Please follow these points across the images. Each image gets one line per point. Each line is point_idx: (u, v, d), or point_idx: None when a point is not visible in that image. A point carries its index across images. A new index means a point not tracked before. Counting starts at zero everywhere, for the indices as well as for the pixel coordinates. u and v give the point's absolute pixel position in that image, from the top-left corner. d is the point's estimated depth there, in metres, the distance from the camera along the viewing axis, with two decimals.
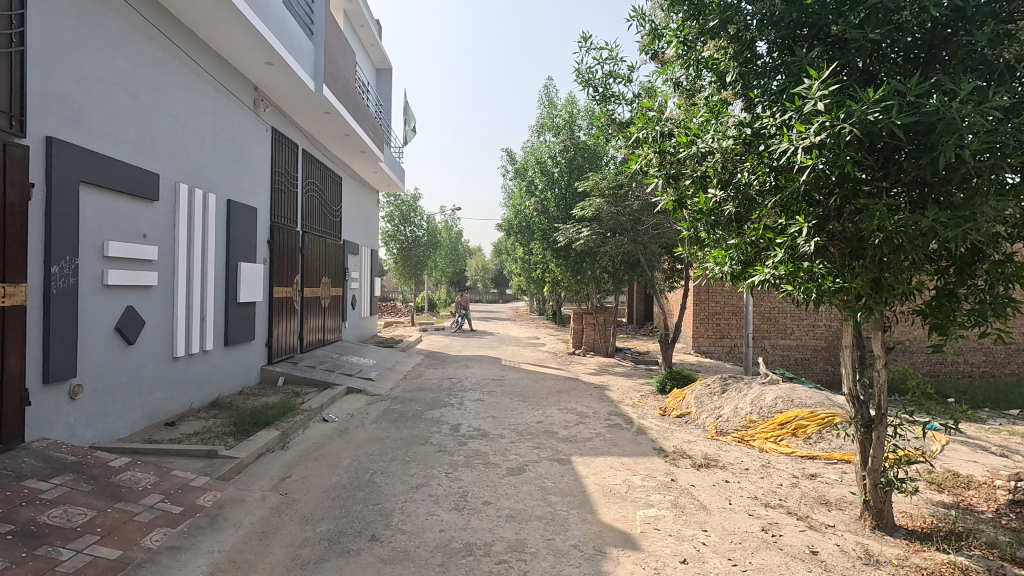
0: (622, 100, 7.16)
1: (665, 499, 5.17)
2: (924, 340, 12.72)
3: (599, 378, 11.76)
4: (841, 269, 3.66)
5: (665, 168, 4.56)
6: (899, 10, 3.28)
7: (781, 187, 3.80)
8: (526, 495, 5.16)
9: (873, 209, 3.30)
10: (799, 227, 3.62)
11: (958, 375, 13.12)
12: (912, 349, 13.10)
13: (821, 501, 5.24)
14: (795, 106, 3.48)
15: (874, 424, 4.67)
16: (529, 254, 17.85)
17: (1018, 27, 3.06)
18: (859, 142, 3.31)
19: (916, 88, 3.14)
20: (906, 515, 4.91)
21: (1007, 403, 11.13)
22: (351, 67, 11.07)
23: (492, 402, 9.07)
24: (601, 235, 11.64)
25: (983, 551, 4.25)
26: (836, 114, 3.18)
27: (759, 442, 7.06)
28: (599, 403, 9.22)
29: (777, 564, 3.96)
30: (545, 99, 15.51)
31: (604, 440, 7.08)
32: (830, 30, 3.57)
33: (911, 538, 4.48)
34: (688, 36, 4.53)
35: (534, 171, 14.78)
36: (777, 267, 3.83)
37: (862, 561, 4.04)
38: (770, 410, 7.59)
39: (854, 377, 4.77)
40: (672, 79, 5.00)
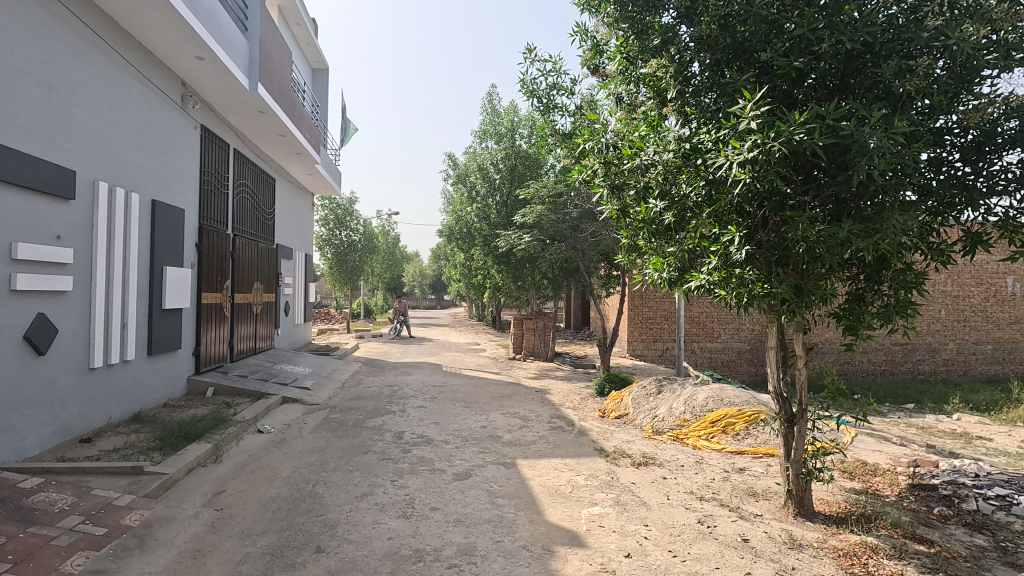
0: (565, 112, 7.35)
1: (608, 497, 5.36)
2: (837, 342, 13.77)
3: (540, 381, 11.97)
4: (768, 275, 3.99)
5: (610, 178, 4.73)
6: (819, 42, 3.59)
7: (715, 198, 4.04)
8: (473, 499, 5.20)
9: (798, 222, 3.62)
10: (731, 237, 3.90)
11: (864, 373, 14.28)
12: (825, 350, 14.16)
13: (750, 493, 5.60)
14: (730, 124, 3.70)
15: (795, 419, 5.06)
16: (469, 260, 17.82)
17: (917, 64, 3.42)
18: (786, 159, 3.57)
19: (834, 111, 3.45)
20: (824, 502, 5.34)
21: (905, 398, 12.30)
22: (286, 64, 10.67)
23: (434, 408, 9.02)
24: (542, 241, 11.88)
25: (889, 530, 4.70)
26: (766, 132, 3.42)
27: (692, 440, 7.44)
28: (541, 406, 9.39)
29: (712, 553, 4.22)
30: (487, 107, 15.68)
31: (548, 442, 7.22)
32: (758, 56, 3.88)
33: (828, 522, 4.88)
34: (629, 53, 4.71)
35: (475, 177, 14.81)
36: (711, 273, 4.11)
37: (786, 545, 4.38)
38: (701, 409, 8.01)
39: (777, 375, 5.17)
40: (614, 93, 5.17)
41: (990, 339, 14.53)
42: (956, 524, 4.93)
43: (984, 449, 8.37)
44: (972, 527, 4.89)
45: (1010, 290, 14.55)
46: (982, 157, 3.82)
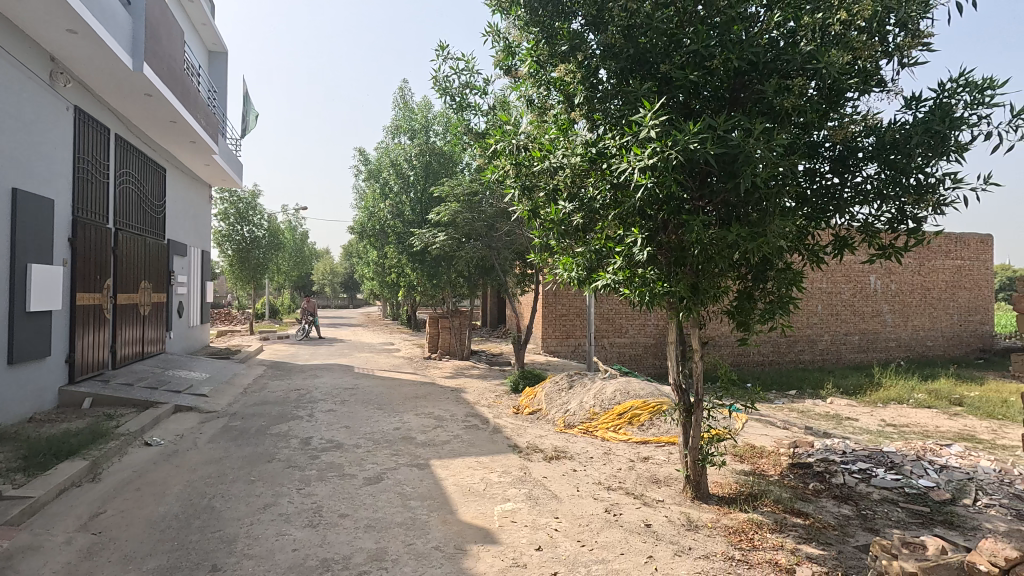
0: (478, 112, 7.37)
1: (521, 492, 5.45)
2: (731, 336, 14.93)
3: (455, 380, 11.94)
4: (667, 275, 4.25)
5: (521, 179, 4.81)
6: (711, 58, 3.85)
7: (619, 202, 4.21)
8: (385, 503, 5.08)
9: (692, 225, 3.87)
10: (634, 238, 4.10)
11: (754, 363, 15.59)
12: (721, 344, 15.28)
13: (653, 480, 5.93)
14: (632, 131, 3.87)
15: (692, 408, 5.43)
16: (382, 258, 17.39)
17: (793, 83, 3.75)
18: (682, 167, 3.80)
19: (724, 123, 3.71)
20: (718, 484, 5.78)
21: (788, 385, 13.58)
22: (177, 44, 9.82)
23: (345, 411, 8.72)
24: (457, 240, 11.85)
25: (772, 507, 5.17)
26: (664, 140, 3.62)
27: (601, 432, 7.75)
28: (456, 405, 9.37)
29: (618, 540, 4.44)
30: (400, 102, 15.34)
31: (462, 441, 7.23)
32: (658, 67, 4.08)
33: (721, 503, 5.28)
34: (540, 57, 4.79)
35: (388, 173, 14.43)
36: (616, 273, 4.30)
37: (684, 527, 4.69)
38: (610, 402, 8.36)
39: (678, 368, 5.51)
40: (525, 96, 5.25)
41: (857, 330, 16.34)
42: (827, 497, 5.52)
43: (850, 428, 9.43)
44: (839, 499, 5.48)
45: (873, 287, 16.45)
46: (847, 169, 4.28)
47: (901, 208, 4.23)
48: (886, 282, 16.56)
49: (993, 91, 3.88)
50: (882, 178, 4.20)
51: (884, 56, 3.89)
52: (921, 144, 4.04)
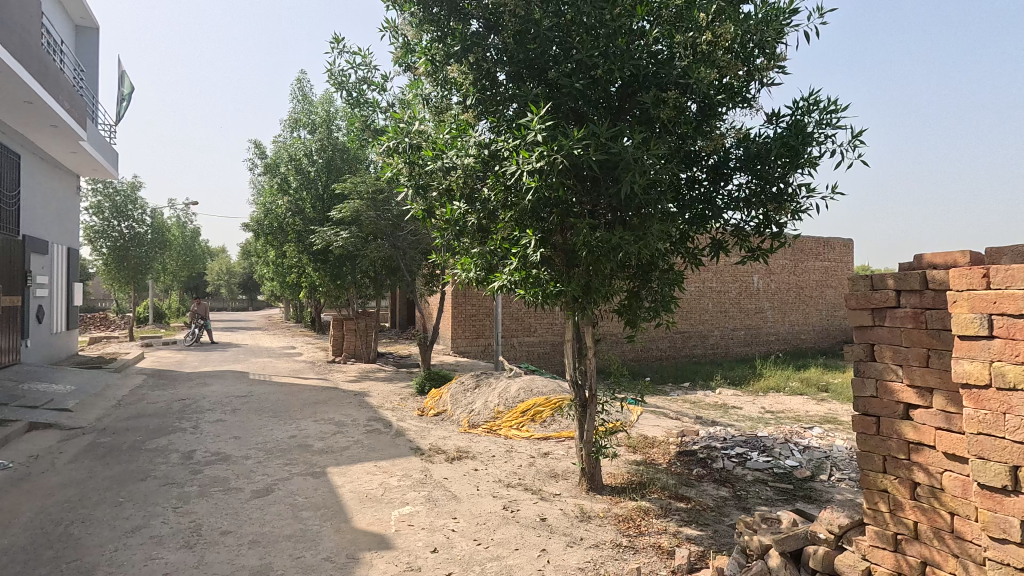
0: (377, 108, 7.19)
1: (420, 495, 5.39)
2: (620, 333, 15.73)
3: (359, 384, 11.57)
4: (560, 276, 4.37)
5: (414, 178, 4.77)
6: (595, 68, 4.02)
7: (514, 204, 4.28)
8: (274, 516, 4.82)
9: (580, 228, 4.04)
10: (528, 239, 4.19)
11: (653, 358, 16.51)
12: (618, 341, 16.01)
13: (551, 475, 6.11)
14: (521, 135, 3.95)
15: (587, 403, 5.65)
16: (281, 257, 16.50)
17: (669, 96, 4.01)
18: (569, 172, 3.95)
19: (607, 131, 3.90)
20: (611, 475, 6.05)
21: (682, 378, 14.53)
22: (33, 15, 8.70)
23: (235, 421, 8.16)
24: (361, 239, 11.47)
25: (659, 493, 5.51)
26: (550, 146, 3.74)
27: (504, 430, 7.86)
28: (358, 409, 9.08)
29: (513, 536, 4.51)
30: (299, 94, 14.62)
31: (362, 446, 7.02)
32: (547, 73, 4.21)
33: (613, 493, 5.53)
34: (434, 55, 4.76)
35: (286, 168, 13.70)
36: (513, 274, 4.34)
37: (577, 519, 4.87)
38: (514, 400, 8.50)
39: (574, 365, 5.71)
40: (422, 94, 5.20)
41: (742, 325, 17.78)
42: (708, 481, 5.97)
43: (734, 416, 10.28)
44: (718, 482, 5.96)
45: (755, 285, 17.96)
46: (719, 178, 4.66)
47: (766, 214, 4.65)
48: (767, 281, 18.16)
49: (838, 112, 4.37)
50: (751, 186, 4.61)
51: (747, 76, 4.26)
52: (781, 157, 4.48)
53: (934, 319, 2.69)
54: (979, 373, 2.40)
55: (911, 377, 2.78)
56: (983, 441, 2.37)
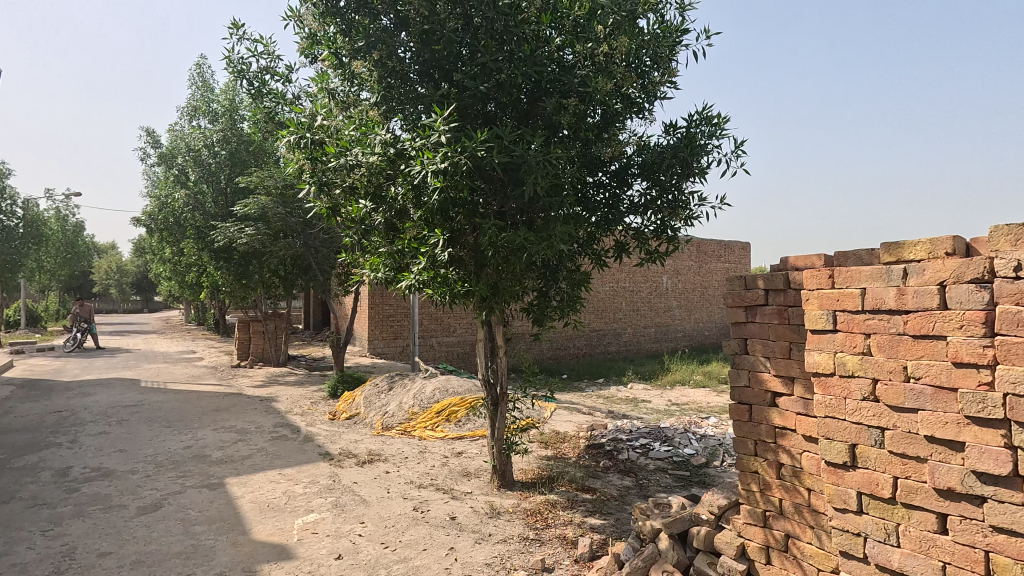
0: (282, 100, 6.87)
1: (326, 501, 5.22)
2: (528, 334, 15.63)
3: (266, 389, 11.01)
4: (469, 276, 4.39)
5: (317, 175, 4.62)
6: (499, 72, 4.11)
7: (421, 203, 4.27)
8: (162, 533, 4.49)
9: (486, 229, 4.11)
10: (436, 239, 4.16)
11: (572, 355, 16.76)
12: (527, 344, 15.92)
13: (464, 473, 6.14)
14: (425, 135, 3.96)
15: (499, 402, 5.71)
16: (179, 254, 15.33)
17: (569, 103, 4.19)
18: (473, 173, 4.01)
19: (511, 134, 4.00)
20: (523, 471, 6.18)
21: (596, 374, 15.07)
22: None
23: (121, 433, 7.50)
24: (268, 236, 10.90)
25: (567, 486, 5.69)
26: (454, 147, 3.79)
27: (418, 431, 7.79)
28: (263, 415, 8.64)
29: (422, 536, 4.50)
30: (198, 80, 13.64)
31: (266, 454, 6.69)
32: (453, 74, 4.24)
33: (523, 488, 5.64)
34: (339, 50, 4.65)
35: (184, 159, 12.74)
36: (421, 273, 4.24)
37: (486, 516, 4.93)
38: (429, 401, 8.45)
39: (486, 363, 5.76)
40: (328, 88, 5.05)
41: (653, 323, 18.69)
42: (613, 472, 6.26)
43: (643, 409, 10.81)
44: (623, 472, 6.26)
45: (664, 285, 18.96)
46: (621, 183, 4.90)
47: (663, 219, 4.95)
48: (674, 281, 19.22)
49: (724, 126, 4.75)
50: (649, 192, 4.89)
51: (642, 88, 4.52)
52: (674, 166, 4.79)
53: (795, 315, 3.00)
54: (826, 363, 2.73)
55: (776, 368, 3.09)
56: (830, 423, 2.70)
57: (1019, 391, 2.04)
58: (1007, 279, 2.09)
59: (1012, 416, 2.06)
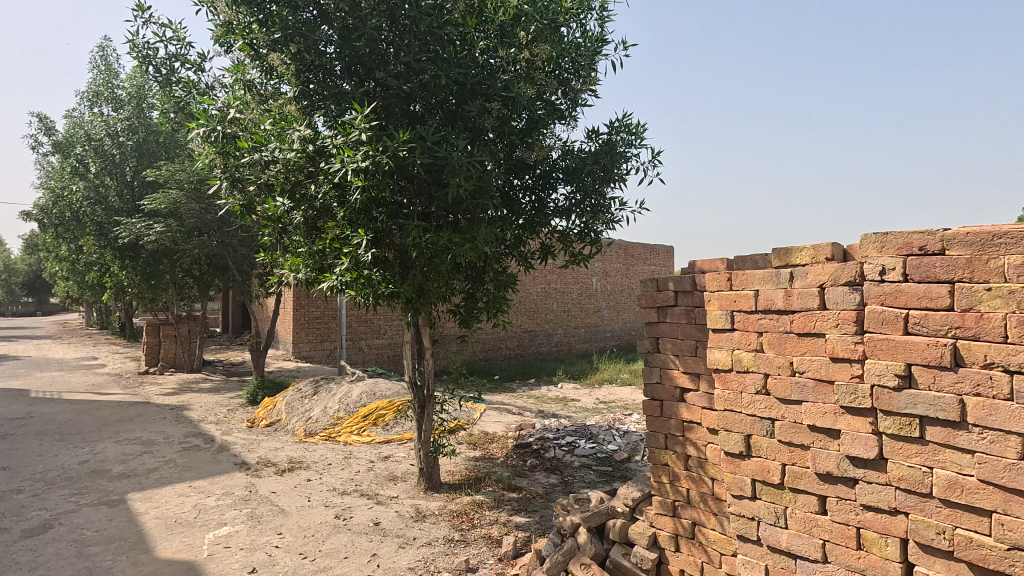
0: (194, 89, 6.48)
1: (241, 513, 4.97)
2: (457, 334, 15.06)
3: (178, 396, 10.32)
4: (393, 277, 4.31)
5: (229, 170, 4.50)
6: (422, 73, 4.11)
7: (344, 202, 4.17)
8: (50, 557, 4.11)
9: (410, 229, 4.07)
10: (359, 238, 4.07)
11: (504, 357, 16.85)
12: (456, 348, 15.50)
13: (390, 478, 6.03)
14: (345, 132, 3.88)
15: (426, 404, 5.64)
16: (77, 252, 14.05)
17: (492, 107, 4.24)
18: (395, 174, 3.98)
19: (434, 135, 4.00)
20: (450, 473, 6.15)
21: (528, 374, 15.25)
22: None
23: (5, 449, 6.78)
24: (180, 234, 10.22)
25: (494, 486, 5.73)
26: (375, 146, 3.75)
27: (343, 436, 7.58)
28: (173, 425, 8.09)
29: (343, 544, 4.38)
30: (101, 63, 12.57)
31: (175, 466, 6.26)
32: (376, 73, 4.19)
33: (450, 490, 5.62)
34: (254, 40, 4.45)
35: (83, 148, 11.70)
36: (344, 274, 4.13)
37: (411, 519, 4.88)
38: (355, 405, 8.23)
39: (413, 365, 5.68)
40: (244, 80, 4.83)
41: (583, 324, 19.16)
42: (540, 470, 6.37)
43: (572, 408, 11.06)
44: (549, 470, 6.39)
45: (593, 286, 19.47)
46: (546, 186, 5.00)
47: (586, 223, 5.09)
48: (603, 283, 19.80)
49: (642, 135, 4.96)
50: (572, 196, 5.02)
51: (564, 94, 4.65)
52: (596, 171, 4.95)
53: (700, 315, 3.20)
54: (725, 359, 2.94)
55: (685, 365, 3.27)
56: (729, 415, 2.91)
57: (883, 382, 2.29)
58: (874, 282, 2.34)
59: (877, 404, 2.31)
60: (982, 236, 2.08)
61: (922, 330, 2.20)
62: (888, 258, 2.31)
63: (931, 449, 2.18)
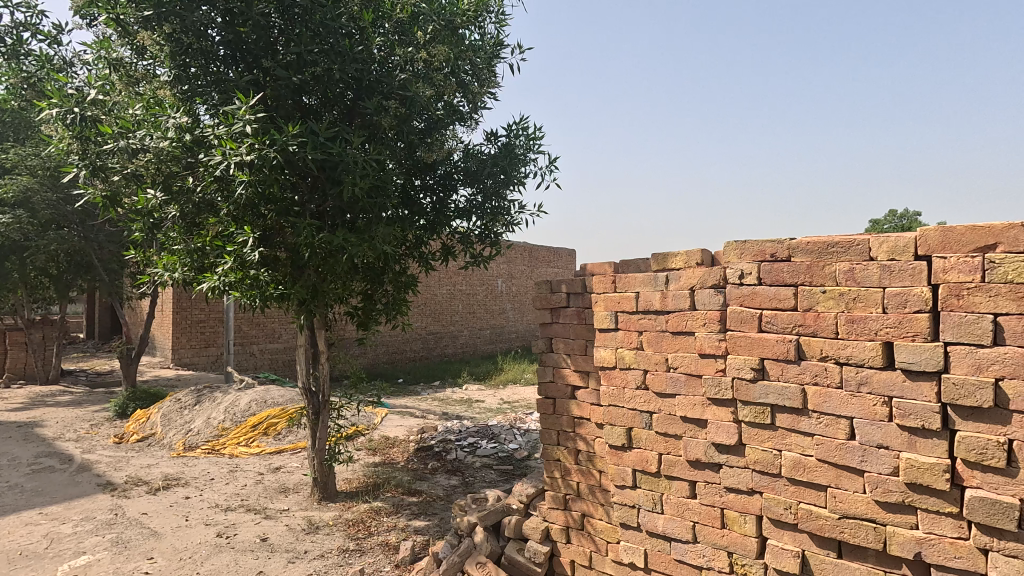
0: (48, 63, 5.74)
1: (104, 539, 4.47)
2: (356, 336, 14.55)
3: (28, 412, 9.05)
4: (283, 278, 4.08)
5: (88, 159, 4.02)
6: (314, 65, 3.96)
7: (228, 197, 3.92)
8: None
9: (301, 228, 3.88)
10: (245, 236, 3.82)
11: (408, 359, 16.54)
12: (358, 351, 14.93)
13: (280, 490, 5.71)
14: (227, 122, 3.64)
15: (321, 410, 5.40)
16: None
17: (390, 104, 4.17)
18: (284, 168, 3.82)
19: (327, 130, 3.88)
20: (347, 480, 5.94)
21: (432, 376, 15.10)
22: None
23: None
24: (32, 227, 9.00)
25: (393, 491, 5.62)
26: (261, 139, 3.57)
27: (229, 448, 7.06)
28: (21, 445, 7.09)
29: (225, 564, 4.08)
30: None
31: (21, 492, 5.49)
32: (264, 62, 3.98)
33: (347, 499, 5.43)
34: (122, 13, 3.97)
35: None
36: (226, 275, 3.84)
37: (303, 532, 4.65)
38: (243, 414, 7.70)
39: (308, 371, 5.42)
40: (110, 57, 4.37)
41: (488, 325, 19.31)
42: (441, 473, 6.34)
43: (477, 408, 11.10)
44: (451, 472, 6.38)
45: (498, 288, 19.68)
46: (447, 188, 5.00)
47: (486, 225, 5.14)
48: (509, 285, 20.08)
49: (540, 141, 5.11)
50: (473, 198, 5.06)
51: (464, 97, 4.69)
52: (497, 175, 5.02)
53: (589, 315, 3.37)
54: (610, 357, 3.12)
55: (575, 363, 3.42)
56: (613, 410, 3.09)
57: (742, 375, 2.55)
58: (734, 285, 2.60)
59: (737, 395, 2.57)
60: (819, 244, 2.36)
61: (773, 328, 2.48)
62: (746, 263, 2.57)
63: (780, 434, 2.45)
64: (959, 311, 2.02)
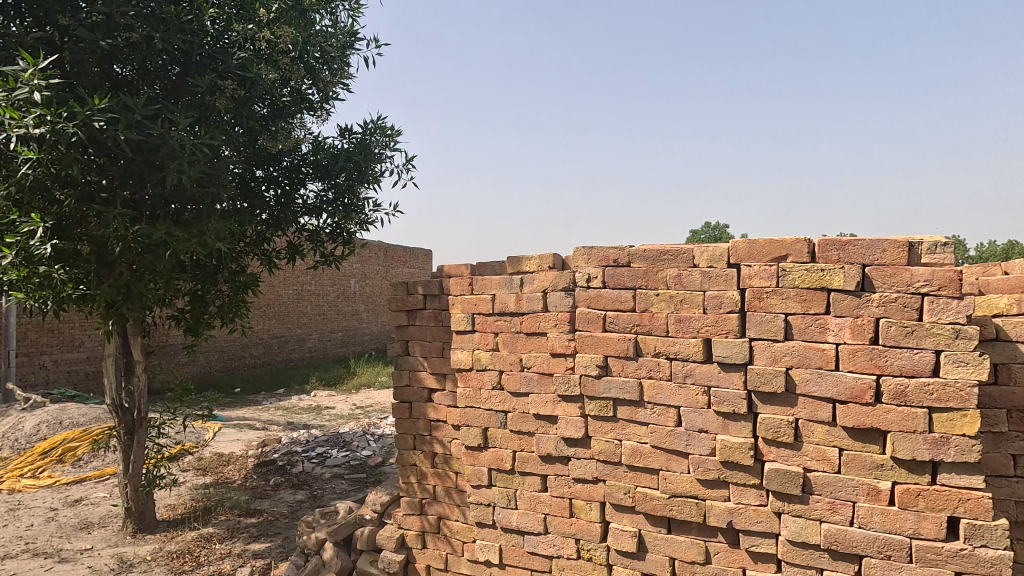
0: None
1: None
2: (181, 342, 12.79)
3: None
4: (86, 276, 3.46)
5: None
6: (130, 30, 3.44)
7: (7, 177, 3.22)
8: None
9: (109, 218, 3.31)
10: (31, 225, 3.17)
11: (246, 366, 15.00)
12: (184, 359, 13.14)
13: (81, 526, 4.83)
14: (7, 86, 2.98)
15: (137, 429, 4.67)
16: None
17: (225, 84, 3.76)
18: (84, 146, 3.24)
19: (145, 106, 3.35)
20: (169, 507, 5.22)
21: (276, 384, 13.93)
22: None
23: None
24: None
25: (227, 514, 5.06)
26: (56, 110, 2.99)
27: (8, 482, 5.78)
28: None
29: None
30: None
31: None
32: (61, 19, 3.35)
33: (169, 528, 4.76)
34: None
35: None
36: (5, 271, 3.17)
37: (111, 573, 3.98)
38: (28, 440, 6.40)
39: (118, 385, 4.65)
40: None
41: (339, 327, 18.36)
42: (284, 488, 5.87)
43: (326, 416, 10.49)
44: (295, 486, 5.93)
45: (351, 288, 18.84)
46: (293, 181, 4.65)
47: (336, 223, 4.86)
48: (362, 285, 19.30)
49: (396, 139, 4.97)
50: (323, 194, 4.76)
51: (313, 86, 4.41)
52: (349, 171, 4.78)
53: (446, 317, 3.35)
54: (467, 359, 3.14)
55: (432, 366, 3.39)
56: (469, 411, 3.12)
57: (588, 372, 2.73)
58: (583, 288, 2.77)
59: (584, 391, 2.74)
60: (654, 252, 2.62)
61: (616, 327, 2.69)
62: (592, 267, 2.75)
63: (621, 424, 2.67)
64: (760, 311, 2.37)
